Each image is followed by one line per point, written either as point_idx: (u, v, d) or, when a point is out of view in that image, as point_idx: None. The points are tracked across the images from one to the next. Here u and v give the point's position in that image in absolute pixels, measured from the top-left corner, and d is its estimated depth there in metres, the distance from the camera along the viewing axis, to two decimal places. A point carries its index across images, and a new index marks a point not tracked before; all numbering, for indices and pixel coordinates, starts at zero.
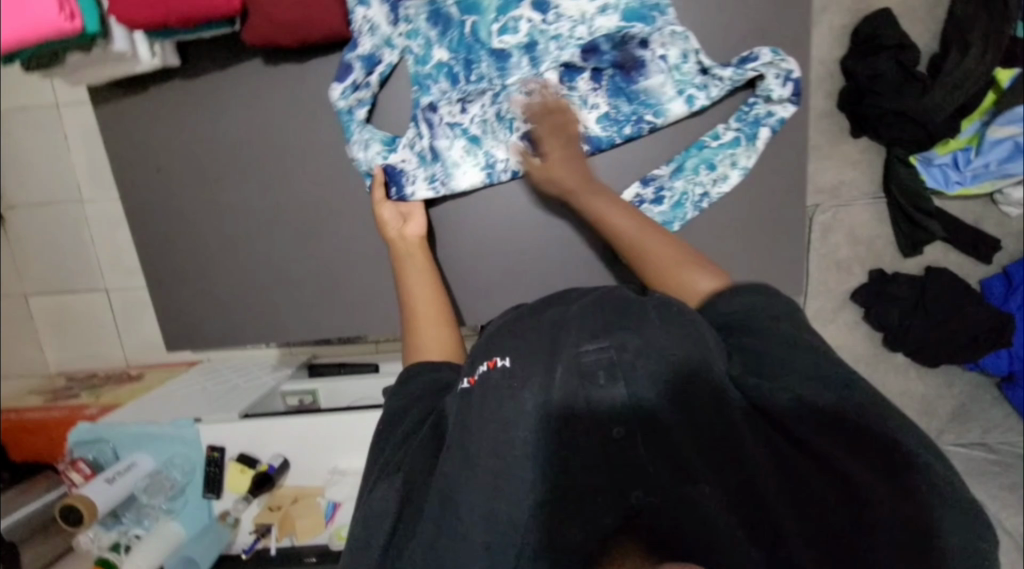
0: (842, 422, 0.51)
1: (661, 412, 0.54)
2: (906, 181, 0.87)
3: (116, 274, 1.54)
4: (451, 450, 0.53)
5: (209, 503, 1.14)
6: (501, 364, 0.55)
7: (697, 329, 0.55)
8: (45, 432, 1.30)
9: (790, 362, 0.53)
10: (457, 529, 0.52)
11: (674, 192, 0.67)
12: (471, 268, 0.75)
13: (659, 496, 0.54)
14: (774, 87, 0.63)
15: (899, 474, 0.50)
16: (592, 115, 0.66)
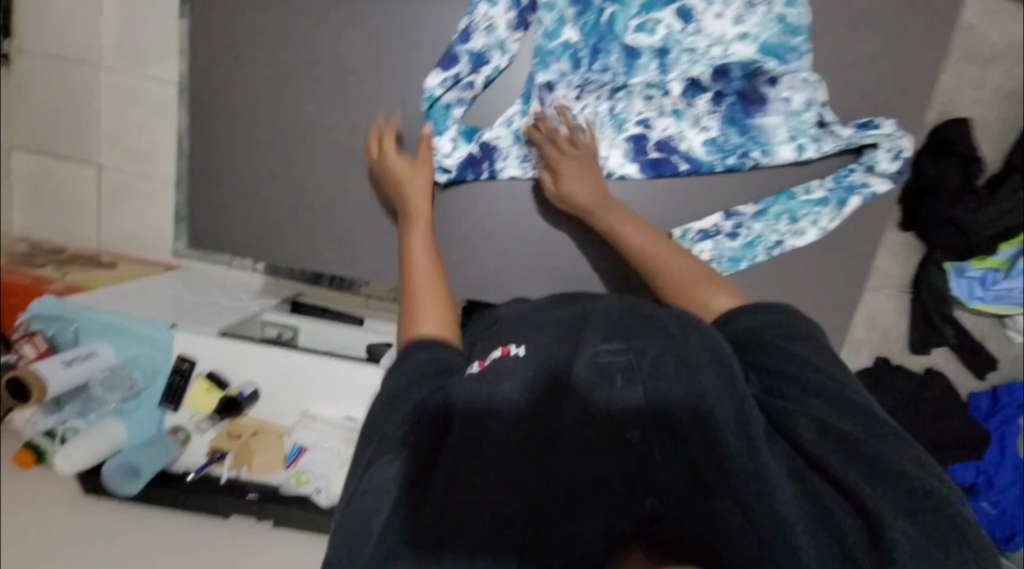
0: (855, 449, 0.53)
1: (682, 426, 0.52)
2: (934, 283, 0.92)
3: (114, 152, 1.44)
4: (468, 420, 0.53)
5: (163, 415, 1.08)
6: (515, 353, 0.56)
7: (715, 347, 0.54)
8: (3, 295, 1.21)
9: (793, 388, 0.57)
10: (471, 497, 0.51)
11: (750, 232, 0.72)
12: (520, 253, 0.79)
13: (684, 509, 0.50)
14: (882, 160, 0.70)
15: (912, 505, 0.51)
16: (701, 137, 0.72)
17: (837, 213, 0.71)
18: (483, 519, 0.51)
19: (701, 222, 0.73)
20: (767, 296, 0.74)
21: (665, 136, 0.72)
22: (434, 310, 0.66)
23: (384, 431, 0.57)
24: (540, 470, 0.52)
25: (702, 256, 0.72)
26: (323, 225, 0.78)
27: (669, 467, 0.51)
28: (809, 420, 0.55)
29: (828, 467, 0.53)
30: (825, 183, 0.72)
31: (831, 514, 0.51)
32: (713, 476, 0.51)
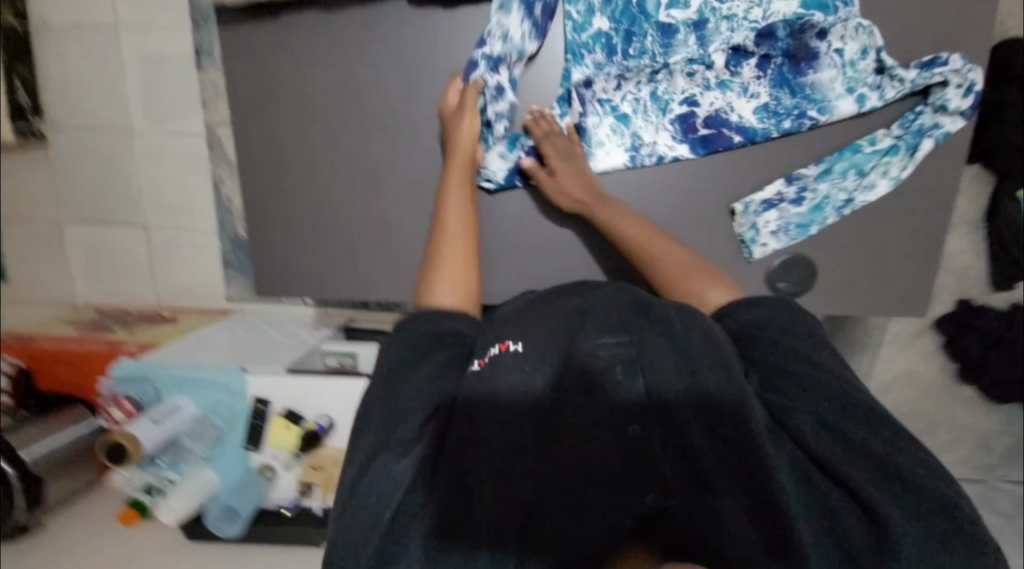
0: (847, 438, 0.56)
1: (679, 418, 0.54)
2: (1014, 217, 0.85)
3: (157, 211, 1.49)
4: (467, 425, 0.57)
5: (248, 455, 1.11)
6: (513, 349, 0.59)
7: (711, 336, 0.59)
8: (80, 364, 1.27)
9: (792, 377, 0.59)
10: (473, 501, 0.55)
11: (817, 194, 0.70)
12: (571, 255, 0.78)
13: (678, 500, 0.53)
14: (953, 97, 0.66)
15: (903, 489, 0.54)
16: (752, 104, 0.70)
17: (908, 161, 0.68)
18: (481, 517, 0.54)
19: (764, 192, 0.70)
20: (843, 257, 0.71)
21: (714, 110, 0.70)
22: (452, 278, 0.72)
23: (387, 426, 0.62)
24: (538, 476, 0.54)
25: (769, 227, 0.70)
26: (377, 254, 0.78)
27: (666, 460, 0.54)
28: (809, 413, 0.57)
29: (822, 452, 0.55)
30: (892, 131, 0.69)
31: (824, 494, 0.54)
32: (711, 462, 0.54)
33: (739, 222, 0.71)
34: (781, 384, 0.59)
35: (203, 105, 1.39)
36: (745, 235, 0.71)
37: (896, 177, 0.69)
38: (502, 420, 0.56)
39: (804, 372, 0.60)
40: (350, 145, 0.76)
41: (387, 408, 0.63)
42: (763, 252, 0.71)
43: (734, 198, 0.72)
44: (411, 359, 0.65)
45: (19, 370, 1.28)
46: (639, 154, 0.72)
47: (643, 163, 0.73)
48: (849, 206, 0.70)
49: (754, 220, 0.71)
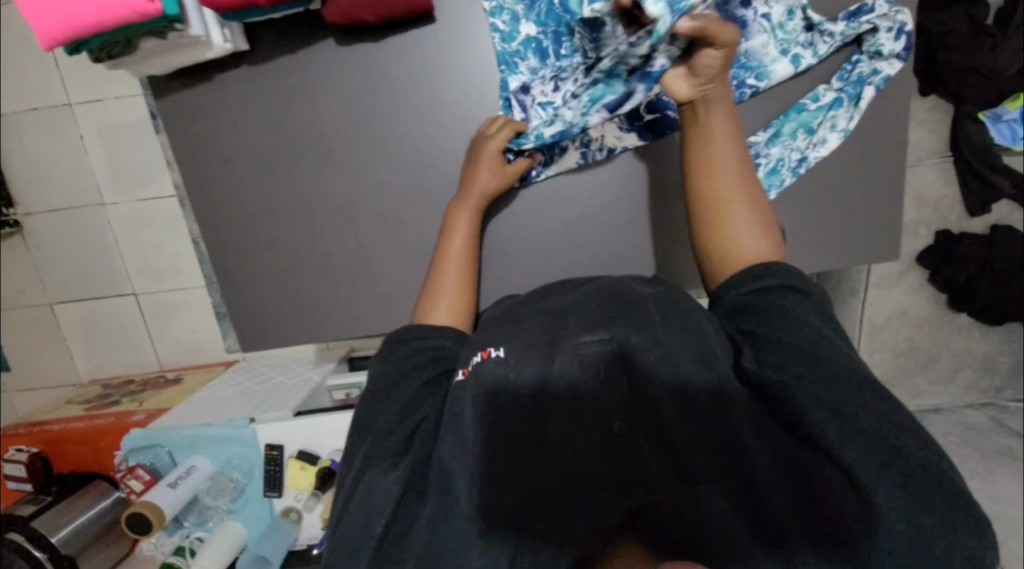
0: (848, 418, 0.45)
1: (657, 403, 0.50)
2: (975, 139, 0.87)
3: (143, 277, 1.50)
4: (447, 436, 0.52)
5: (270, 502, 1.13)
6: (495, 355, 0.55)
7: (691, 320, 0.54)
8: (92, 441, 1.28)
9: (783, 348, 0.50)
10: (449, 532, 0.47)
11: (770, 159, 0.63)
12: (553, 257, 0.72)
13: (665, 493, 0.47)
14: (886, 41, 0.58)
15: (911, 472, 0.43)
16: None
17: (855, 110, 0.61)
18: (456, 543, 0.47)
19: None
20: None
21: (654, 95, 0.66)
22: (454, 295, 0.65)
23: (371, 441, 0.54)
24: (504, 487, 0.49)
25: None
26: None
27: (651, 453, 0.49)
28: (823, 394, 0.46)
29: (817, 425, 0.45)
30: (832, 85, 0.61)
31: (817, 482, 0.45)
32: (692, 448, 0.49)
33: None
34: (775, 355, 0.50)
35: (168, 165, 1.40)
36: None
37: (845, 129, 0.62)
38: (467, 429, 0.51)
39: (815, 345, 0.49)
40: (296, 191, 0.70)
41: (368, 424, 0.57)
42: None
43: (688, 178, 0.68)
44: (395, 369, 0.60)
45: (32, 456, 1.28)
46: (590, 150, 0.69)
47: (596, 159, 0.69)
48: (804, 164, 0.63)
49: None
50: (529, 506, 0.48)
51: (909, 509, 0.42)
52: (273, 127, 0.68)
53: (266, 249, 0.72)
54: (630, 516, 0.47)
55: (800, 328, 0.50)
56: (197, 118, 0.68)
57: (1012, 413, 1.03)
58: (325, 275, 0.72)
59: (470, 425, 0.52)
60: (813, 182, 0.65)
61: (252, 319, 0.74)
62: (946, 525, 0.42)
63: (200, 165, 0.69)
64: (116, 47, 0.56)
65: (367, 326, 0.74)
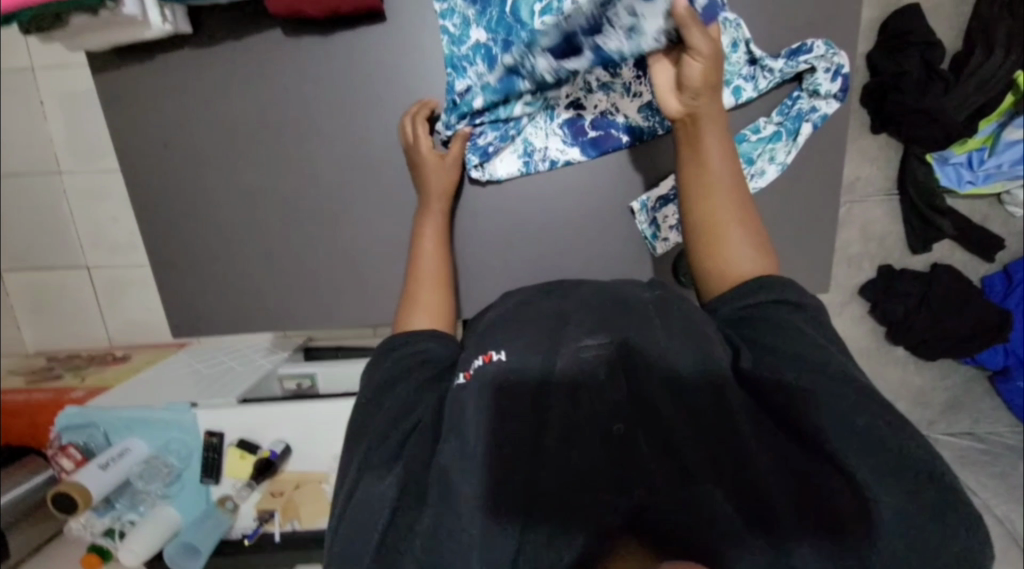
0: (849, 423, 0.46)
1: (663, 409, 0.49)
2: (922, 180, 0.89)
3: (97, 250, 1.46)
4: (447, 430, 0.50)
5: (208, 488, 1.12)
6: (496, 358, 0.53)
7: (694, 325, 0.52)
8: (29, 415, 1.25)
9: (785, 355, 0.50)
10: (455, 525, 0.47)
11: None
12: (498, 264, 0.72)
13: (667, 494, 0.47)
14: (823, 81, 0.60)
15: (903, 475, 0.45)
16: (637, 102, 0.65)
17: (793, 145, 0.62)
18: (464, 540, 0.46)
19: (661, 186, 0.67)
20: None
21: (600, 112, 0.66)
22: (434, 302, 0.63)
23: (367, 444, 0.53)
24: (508, 483, 0.48)
25: (668, 222, 0.67)
26: None
27: (657, 457, 0.48)
28: (821, 398, 0.47)
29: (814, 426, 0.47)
30: (772, 118, 0.62)
31: (817, 486, 0.46)
32: (700, 455, 0.48)
33: (637, 219, 0.69)
34: (775, 361, 0.50)
35: None
36: (646, 233, 0.69)
37: (783, 163, 0.63)
38: (472, 424, 0.50)
39: (811, 350, 0.50)
40: (235, 178, 0.69)
41: (364, 427, 0.55)
42: (666, 245, 0.68)
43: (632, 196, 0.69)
44: (387, 368, 0.58)
45: None
46: (533, 160, 0.68)
47: (538, 169, 0.68)
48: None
49: (653, 216, 0.68)
50: (535, 503, 0.47)
51: (906, 510, 0.44)
52: (214, 110, 0.67)
53: (200, 235, 0.70)
54: (632, 515, 0.47)
55: (798, 337, 0.50)
56: (135, 96, 0.66)
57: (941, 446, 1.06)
58: (260, 266, 0.71)
59: (473, 421, 0.50)
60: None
61: (185, 306, 0.73)
62: (935, 522, 0.44)
63: (136, 144, 0.68)
64: (44, 20, 0.56)
65: (300, 320, 0.73)
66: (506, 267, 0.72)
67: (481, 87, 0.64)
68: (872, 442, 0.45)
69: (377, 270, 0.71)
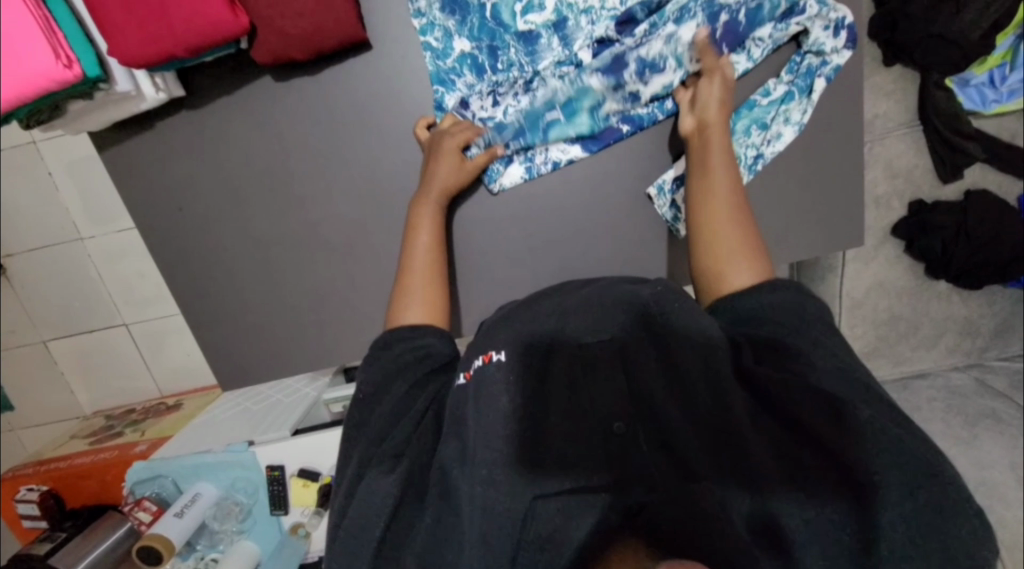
0: (847, 411, 0.45)
1: (660, 397, 0.49)
2: (944, 104, 0.85)
3: (131, 307, 1.51)
4: (449, 437, 0.51)
5: (278, 519, 1.18)
6: (496, 359, 0.52)
7: (693, 314, 0.50)
8: (99, 476, 1.30)
9: (788, 346, 0.48)
10: (457, 535, 0.47)
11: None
12: (517, 276, 0.71)
13: (666, 492, 0.46)
14: (824, 39, 0.57)
15: (901, 467, 0.43)
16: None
17: (806, 104, 0.60)
18: (464, 551, 0.46)
19: (673, 169, 0.65)
20: None
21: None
22: (426, 295, 0.62)
23: (365, 445, 0.53)
24: (509, 492, 0.47)
25: None
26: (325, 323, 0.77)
27: (654, 450, 0.48)
28: (818, 385, 0.46)
29: (803, 412, 0.46)
30: (781, 78, 0.60)
31: (815, 475, 0.45)
32: (698, 444, 0.48)
33: (656, 204, 0.66)
34: (775, 355, 0.48)
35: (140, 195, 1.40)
36: (666, 217, 0.66)
37: (798, 123, 0.61)
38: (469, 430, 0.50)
39: (814, 346, 0.48)
40: (253, 231, 0.70)
41: (363, 423, 0.55)
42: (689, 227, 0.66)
43: (648, 183, 0.67)
44: (375, 374, 0.57)
45: (43, 495, 1.31)
46: (535, 163, 0.66)
47: (542, 172, 0.67)
48: (759, 161, 0.62)
49: (671, 199, 0.65)
50: (529, 514, 0.46)
51: (896, 500, 0.43)
52: (220, 168, 0.67)
53: (230, 290, 0.72)
54: (629, 513, 0.45)
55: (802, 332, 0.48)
56: (143, 168, 0.67)
57: (996, 373, 1.04)
58: (289, 310, 0.72)
59: (473, 421, 0.50)
60: (766, 180, 0.64)
61: (227, 360, 0.75)
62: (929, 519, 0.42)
63: (153, 213, 0.69)
64: (42, 113, 0.58)
65: (340, 356, 0.74)
66: (524, 275, 0.71)
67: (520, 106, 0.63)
68: (877, 432, 0.44)
69: None
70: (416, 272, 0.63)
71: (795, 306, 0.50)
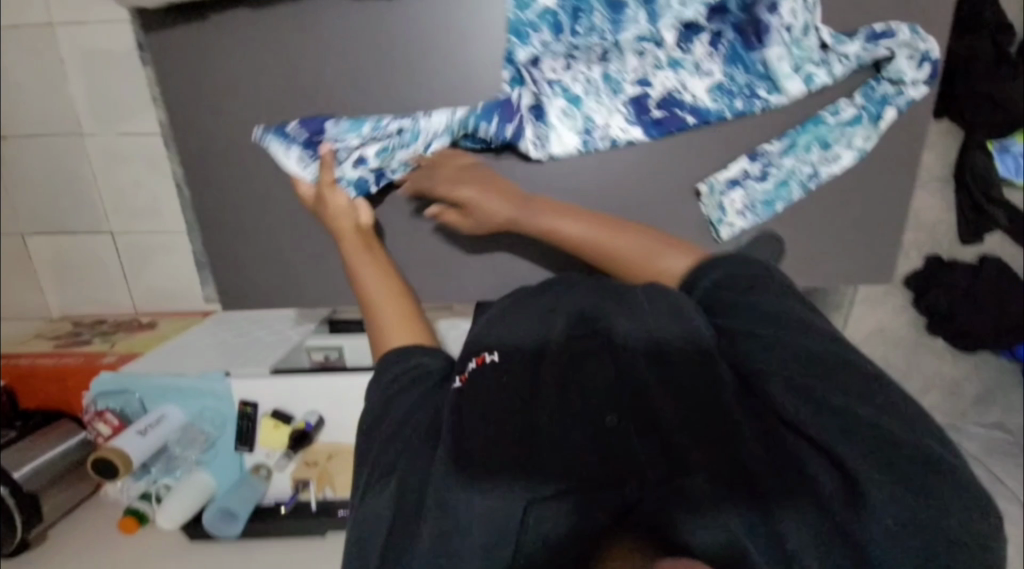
0: (830, 403, 0.50)
1: (649, 392, 0.56)
2: (980, 169, 0.86)
3: (121, 216, 1.45)
4: (450, 416, 0.56)
5: (241, 456, 1.13)
6: (490, 360, 0.60)
7: (681, 310, 0.58)
8: (59, 380, 1.25)
9: (771, 353, 0.53)
10: (463, 510, 0.52)
11: (781, 171, 0.63)
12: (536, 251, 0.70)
13: (659, 488, 0.51)
14: (907, 69, 0.59)
15: (889, 462, 0.48)
16: (705, 83, 0.64)
17: (872, 132, 0.62)
18: (474, 526, 0.51)
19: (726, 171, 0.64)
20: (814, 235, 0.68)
21: (666, 91, 0.64)
22: (402, 320, 0.66)
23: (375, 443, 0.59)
24: (510, 483, 0.52)
25: (736, 206, 0.64)
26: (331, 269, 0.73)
27: (643, 442, 0.54)
28: (794, 386, 0.52)
29: (797, 415, 0.51)
30: (854, 101, 0.62)
31: (821, 488, 0.49)
32: (687, 439, 0.53)
33: (705, 203, 0.65)
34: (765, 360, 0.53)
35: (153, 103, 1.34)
36: (711, 217, 0.65)
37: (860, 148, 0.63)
38: (468, 407, 0.57)
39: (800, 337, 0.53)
40: None
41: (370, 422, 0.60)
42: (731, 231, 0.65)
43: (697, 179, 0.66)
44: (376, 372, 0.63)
45: None
46: (592, 137, 0.65)
47: (598, 148, 0.66)
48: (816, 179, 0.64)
49: (721, 200, 0.65)
50: (527, 508, 0.51)
51: (890, 499, 0.47)
52: (272, 78, 0.64)
53: (256, 207, 0.69)
54: (619, 517, 0.49)
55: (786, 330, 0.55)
56: (190, 61, 0.64)
57: (973, 438, 1.07)
58: (313, 239, 0.70)
59: (469, 406, 0.56)
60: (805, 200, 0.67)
61: (237, 281, 0.72)
62: (927, 504, 0.46)
63: (191, 111, 0.66)
64: None
65: (354, 297, 0.73)
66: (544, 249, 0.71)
67: (584, 80, 0.65)
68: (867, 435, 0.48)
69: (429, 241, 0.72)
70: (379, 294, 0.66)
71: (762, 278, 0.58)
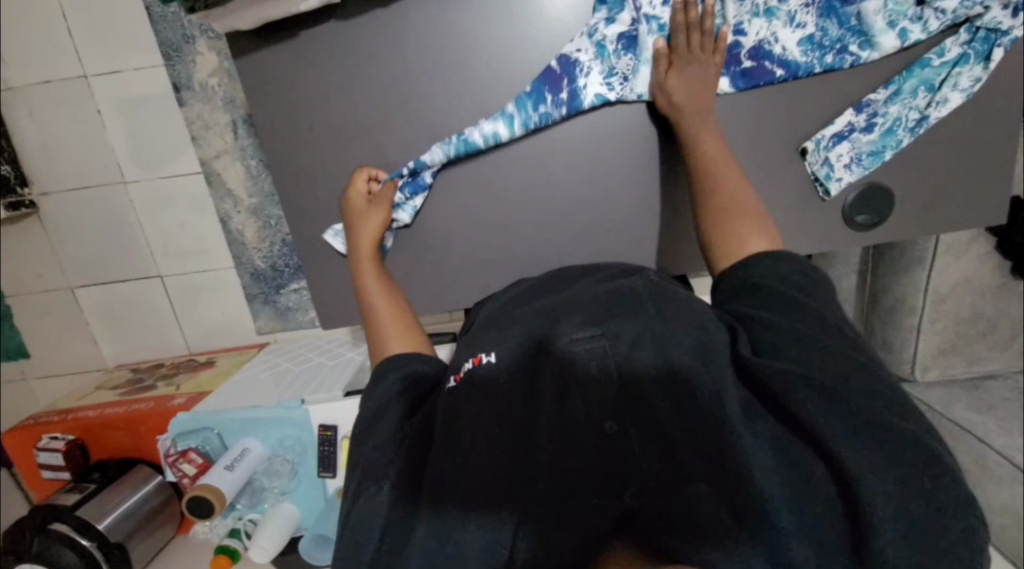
0: (827, 389, 0.56)
1: (649, 396, 0.59)
2: None
3: (169, 258, 1.45)
4: (441, 439, 0.62)
5: (323, 482, 1.13)
6: (486, 360, 0.67)
7: (682, 307, 0.66)
8: (131, 426, 1.24)
9: (782, 330, 0.62)
10: (447, 536, 0.56)
11: (887, 118, 0.86)
12: (607, 227, 0.95)
13: (656, 496, 0.54)
14: (1003, 17, 0.80)
15: (892, 460, 0.52)
16: (797, 35, 0.84)
17: (979, 70, 0.83)
18: (467, 551, 0.54)
19: (834, 127, 0.87)
20: (870, 193, 0.90)
21: (758, 41, 0.84)
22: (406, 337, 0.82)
23: (366, 461, 0.65)
24: (495, 506, 0.56)
25: (842, 161, 0.88)
26: (466, 262, 0.98)
27: (644, 447, 0.57)
28: (802, 375, 0.57)
29: (813, 419, 0.55)
30: (960, 39, 0.83)
31: (817, 488, 0.53)
32: (687, 448, 0.56)
33: (810, 160, 0.89)
34: (774, 342, 0.62)
35: (194, 141, 1.33)
36: (817, 170, 0.89)
37: (964, 89, 0.84)
38: (477, 427, 0.61)
39: (827, 327, 0.63)
40: None
41: (367, 435, 0.69)
42: (838, 186, 0.89)
43: (804, 139, 0.89)
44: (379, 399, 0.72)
45: (69, 444, 1.23)
46: None
47: None
48: (923, 122, 0.86)
49: (826, 156, 0.88)
50: (515, 538, 0.54)
51: (892, 505, 0.51)
52: None
53: None
54: (621, 520, 0.53)
55: (805, 311, 0.64)
56: None
57: None
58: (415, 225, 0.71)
59: (465, 421, 0.62)
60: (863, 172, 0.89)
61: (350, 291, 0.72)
62: (910, 501, 0.51)
63: None
64: None
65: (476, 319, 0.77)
66: (615, 237, 0.96)
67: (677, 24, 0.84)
68: (874, 449, 0.53)
69: (543, 231, 0.96)
70: (367, 276, 0.89)
71: (804, 280, 0.67)
